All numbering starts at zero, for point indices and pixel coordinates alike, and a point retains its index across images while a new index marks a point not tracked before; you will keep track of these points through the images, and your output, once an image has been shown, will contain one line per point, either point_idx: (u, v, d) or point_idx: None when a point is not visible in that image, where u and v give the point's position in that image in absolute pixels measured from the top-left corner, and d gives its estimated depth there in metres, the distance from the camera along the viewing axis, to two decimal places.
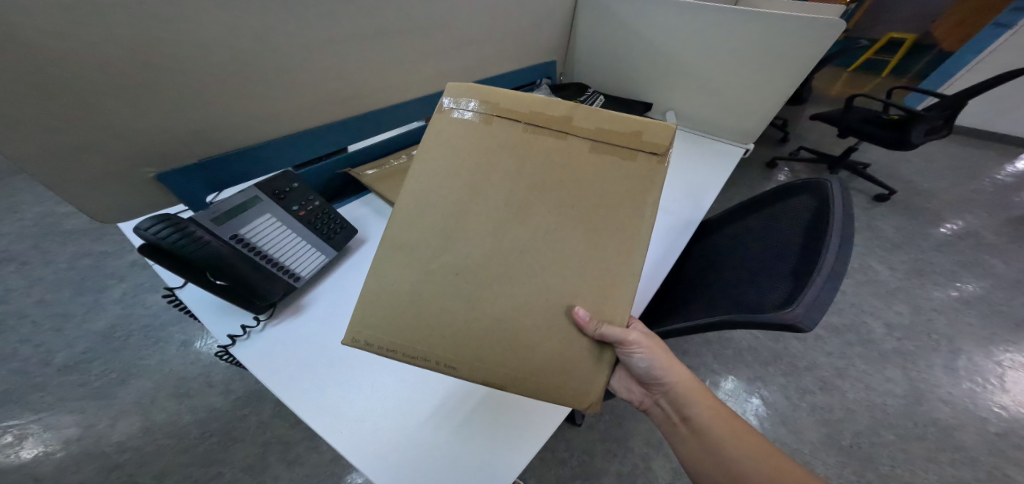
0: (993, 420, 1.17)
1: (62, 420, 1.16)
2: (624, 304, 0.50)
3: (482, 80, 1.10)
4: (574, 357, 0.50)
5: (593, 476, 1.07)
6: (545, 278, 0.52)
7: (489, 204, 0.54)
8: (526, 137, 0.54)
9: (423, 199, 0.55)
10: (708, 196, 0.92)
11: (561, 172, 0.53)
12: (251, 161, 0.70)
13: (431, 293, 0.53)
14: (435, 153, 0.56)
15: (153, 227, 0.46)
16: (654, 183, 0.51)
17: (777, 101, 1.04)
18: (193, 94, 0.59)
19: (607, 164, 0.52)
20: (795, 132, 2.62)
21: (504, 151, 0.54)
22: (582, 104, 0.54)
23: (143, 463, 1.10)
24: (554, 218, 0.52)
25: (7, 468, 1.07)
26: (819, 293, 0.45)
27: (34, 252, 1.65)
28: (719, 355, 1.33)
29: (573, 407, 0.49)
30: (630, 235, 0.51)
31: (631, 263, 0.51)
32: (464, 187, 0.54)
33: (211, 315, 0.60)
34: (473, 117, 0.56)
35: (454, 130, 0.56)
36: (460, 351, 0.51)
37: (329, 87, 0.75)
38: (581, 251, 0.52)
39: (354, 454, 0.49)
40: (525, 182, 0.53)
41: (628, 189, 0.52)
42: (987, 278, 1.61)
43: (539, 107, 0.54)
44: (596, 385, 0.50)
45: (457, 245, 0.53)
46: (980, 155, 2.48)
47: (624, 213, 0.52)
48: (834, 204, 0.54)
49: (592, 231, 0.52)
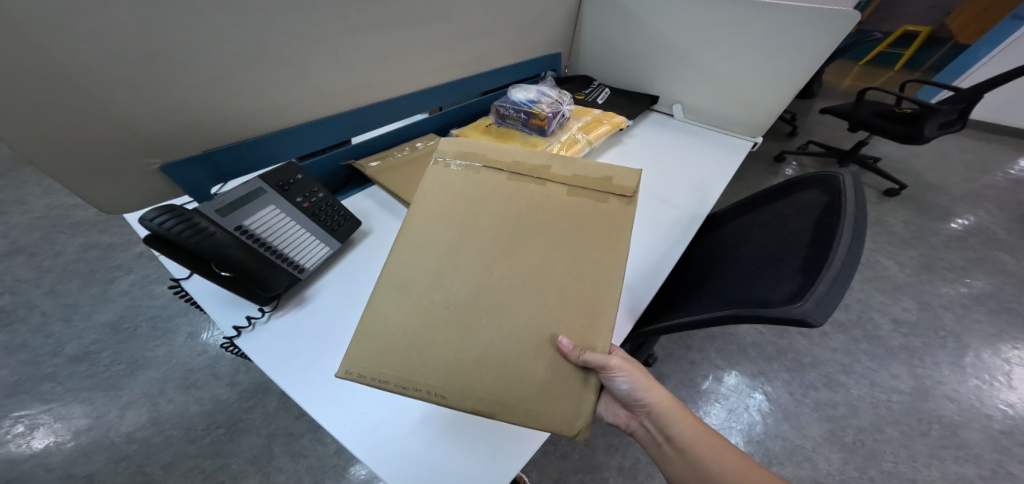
0: (999, 418, 1.16)
1: (73, 411, 1.18)
2: (608, 328, 0.50)
3: (487, 72, 1.09)
4: (564, 379, 0.49)
5: (595, 470, 1.08)
6: (533, 310, 0.51)
7: (477, 241, 0.55)
8: (509, 184, 0.58)
9: (415, 236, 0.56)
10: (715, 191, 0.91)
11: (543, 212, 0.56)
12: (257, 151, 0.70)
13: (425, 327, 0.51)
14: (429, 199, 0.59)
15: (159, 218, 0.46)
16: (626, 221, 0.55)
17: (787, 93, 1.02)
18: (196, 85, 0.59)
19: (584, 205, 0.56)
20: (803, 127, 2.59)
21: (489, 197, 0.58)
22: (558, 156, 0.60)
23: (151, 453, 1.12)
24: (537, 255, 0.54)
25: (20, 457, 1.09)
26: (829, 286, 0.44)
27: (43, 243, 1.66)
28: (723, 350, 1.33)
29: (562, 435, 0.46)
30: (609, 265, 0.53)
31: (611, 294, 0.52)
32: (453, 227, 0.56)
33: (216, 306, 0.60)
34: (459, 168, 0.61)
35: (442, 180, 0.60)
36: (450, 379, 0.49)
37: (333, 78, 0.75)
38: (564, 282, 0.53)
39: (358, 446, 0.50)
40: (510, 222, 0.56)
41: (603, 226, 0.55)
42: (997, 275, 1.59)
43: (521, 158, 0.60)
44: (585, 409, 0.48)
45: (446, 280, 0.53)
46: (993, 149, 2.43)
47: (602, 246, 0.54)
48: (846, 196, 0.53)
49: (573, 264, 0.53)
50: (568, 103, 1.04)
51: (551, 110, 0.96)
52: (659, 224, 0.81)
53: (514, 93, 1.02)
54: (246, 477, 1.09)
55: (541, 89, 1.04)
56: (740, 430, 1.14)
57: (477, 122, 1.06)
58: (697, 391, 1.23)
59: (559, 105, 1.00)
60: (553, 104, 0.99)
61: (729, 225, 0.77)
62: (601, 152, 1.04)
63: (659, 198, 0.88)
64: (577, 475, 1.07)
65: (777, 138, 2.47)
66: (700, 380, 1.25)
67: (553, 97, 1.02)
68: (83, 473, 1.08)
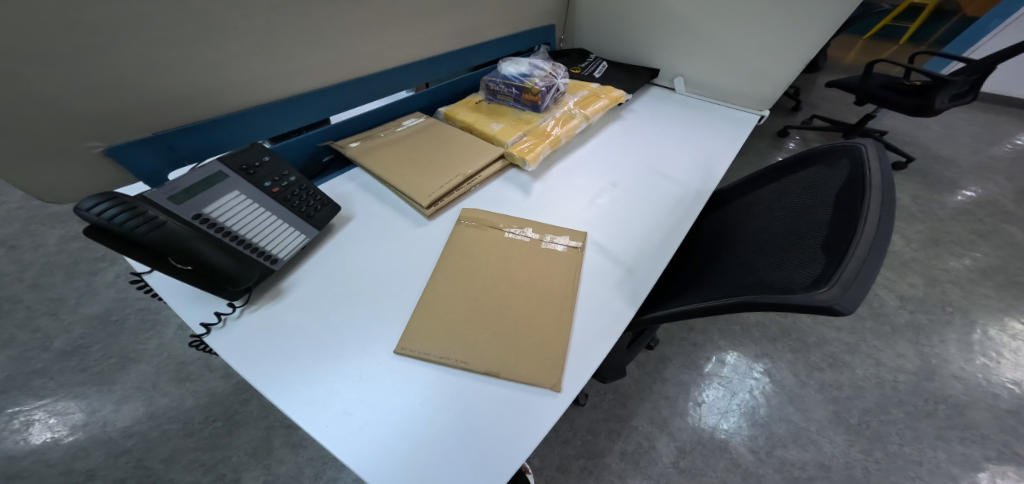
0: (1005, 397, 1.14)
1: (68, 406, 1.13)
2: (570, 321, 0.56)
3: (476, 45, 1.02)
4: (538, 350, 0.52)
5: (597, 455, 1.06)
6: (509, 311, 0.56)
7: (463, 261, 0.63)
8: (490, 229, 0.69)
9: (412, 253, 0.66)
10: (721, 166, 0.85)
11: (517, 249, 0.66)
12: (224, 135, 0.64)
13: (453, 324, 0.55)
14: (438, 247, 0.67)
15: (97, 207, 0.41)
16: (583, 260, 0.65)
17: (798, 61, 0.94)
18: (138, 57, 0.52)
19: (550, 245, 0.66)
20: (807, 102, 2.51)
21: (476, 236, 0.67)
22: (529, 214, 0.73)
23: (151, 447, 1.07)
24: (512, 274, 0.61)
25: (18, 454, 1.04)
26: (859, 268, 0.39)
27: (23, 236, 1.60)
28: (726, 331, 1.32)
29: (539, 384, 0.49)
30: (570, 283, 0.61)
31: (573, 301, 0.58)
32: (445, 251, 0.65)
33: (183, 303, 0.56)
34: (451, 218, 0.72)
35: (453, 236, 0.68)
36: (435, 353, 0.52)
37: (301, 52, 0.68)
38: (534, 292, 0.59)
39: (340, 449, 0.45)
40: (490, 253, 0.65)
41: (565, 260, 0.64)
42: (1005, 248, 1.56)
43: (498, 215, 0.72)
44: (557, 363, 0.51)
45: (436, 285, 0.60)
46: (1002, 121, 2.36)
47: (566, 270, 0.63)
48: (870, 168, 0.48)
49: (543, 283, 0.60)
50: (563, 77, 0.97)
51: (545, 84, 0.89)
52: (661, 201, 0.76)
53: (504, 67, 0.95)
54: (245, 470, 1.05)
55: (533, 62, 0.97)
56: (742, 412, 1.12)
57: (467, 99, 1.00)
58: (699, 374, 1.22)
59: (554, 78, 0.93)
60: (547, 78, 0.93)
61: (736, 203, 0.72)
62: (599, 129, 0.97)
63: (661, 175, 0.83)
64: (579, 461, 1.05)
65: (780, 114, 2.40)
66: (703, 362, 1.24)
67: (547, 71, 0.96)
68: (84, 468, 1.03)
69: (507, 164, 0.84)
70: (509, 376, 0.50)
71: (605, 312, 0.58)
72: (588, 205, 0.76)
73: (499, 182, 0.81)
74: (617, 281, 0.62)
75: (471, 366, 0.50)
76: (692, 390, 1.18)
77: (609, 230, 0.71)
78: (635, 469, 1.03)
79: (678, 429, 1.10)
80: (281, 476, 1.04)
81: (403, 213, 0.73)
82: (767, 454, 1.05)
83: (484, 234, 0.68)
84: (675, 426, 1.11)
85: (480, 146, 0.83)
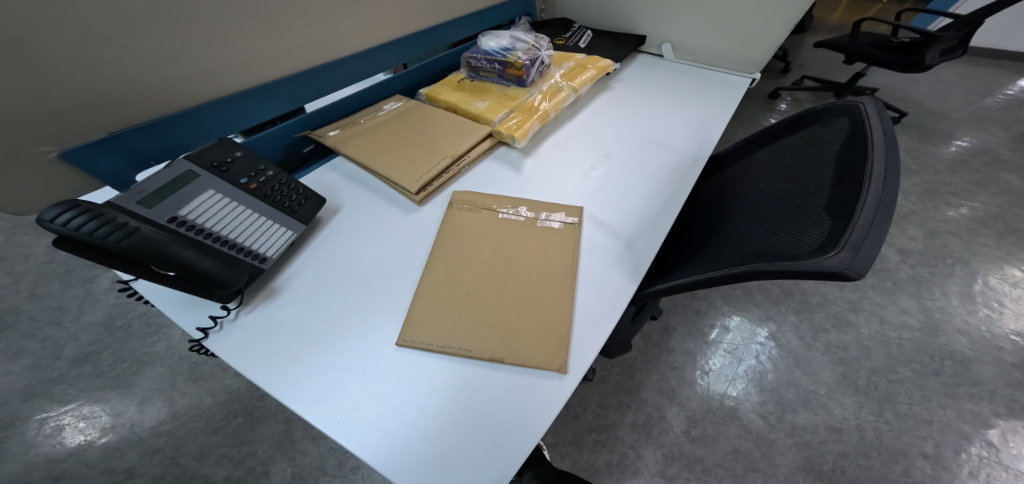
0: (1009, 349, 1.11)
1: (95, 410, 1.16)
2: (568, 303, 0.54)
3: (452, 20, 0.97)
4: (536, 333, 0.51)
5: (609, 428, 1.06)
6: (503, 295, 0.55)
7: (452, 247, 0.61)
8: (482, 214, 0.66)
9: (403, 242, 0.64)
10: (718, 129, 0.81)
11: (508, 233, 0.63)
12: (190, 130, 0.61)
13: (451, 312, 0.53)
14: (431, 233, 0.65)
15: (61, 216, 0.39)
16: (577, 237, 0.62)
17: (787, 19, 0.87)
18: (75, 52, 0.49)
19: (542, 228, 0.63)
20: (800, 60, 2.41)
21: (468, 225, 0.64)
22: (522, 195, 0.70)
23: (180, 445, 1.10)
24: (501, 260, 0.59)
25: (56, 456, 1.08)
26: (868, 229, 0.36)
27: (9, 247, 1.61)
28: (728, 296, 1.31)
29: (544, 366, 0.48)
30: (563, 262, 0.58)
31: (567, 282, 0.56)
32: (437, 238, 0.63)
33: (176, 309, 0.55)
34: (442, 208, 0.69)
35: (445, 220, 0.66)
36: (433, 340, 0.51)
37: (260, 38, 0.64)
38: (528, 274, 0.57)
39: (353, 444, 0.44)
40: (481, 241, 0.62)
41: (557, 241, 0.61)
42: (1005, 196, 1.51)
43: (488, 197, 0.69)
44: (561, 345, 0.49)
45: (428, 273, 0.58)
46: (999, 69, 2.26)
47: (558, 249, 0.60)
48: (872, 125, 0.44)
49: (535, 265, 0.58)
50: (547, 48, 0.92)
51: (528, 57, 0.84)
52: (658, 168, 0.73)
53: (484, 41, 0.90)
54: (272, 463, 1.08)
55: (515, 34, 0.92)
56: (750, 378, 1.12)
57: (448, 78, 0.95)
58: (704, 342, 1.20)
59: (537, 50, 0.88)
60: (531, 50, 0.88)
61: (733, 168, 0.68)
62: (588, 101, 0.92)
63: (656, 143, 0.79)
64: (592, 435, 1.06)
65: (770, 76, 2.30)
66: (707, 330, 1.23)
67: (530, 43, 0.90)
68: (123, 467, 1.06)
69: (496, 142, 0.80)
70: (514, 361, 0.48)
71: (606, 288, 0.56)
72: (583, 178, 0.73)
73: (489, 161, 0.78)
74: (617, 255, 0.60)
75: (472, 354, 0.49)
76: (698, 359, 1.17)
77: (606, 202, 0.68)
78: (647, 439, 1.04)
79: (686, 400, 1.09)
80: (306, 466, 1.07)
81: (391, 201, 0.71)
82: (778, 419, 1.04)
83: (476, 217, 0.66)
84: (684, 396, 1.10)
85: (465, 125, 0.79)
